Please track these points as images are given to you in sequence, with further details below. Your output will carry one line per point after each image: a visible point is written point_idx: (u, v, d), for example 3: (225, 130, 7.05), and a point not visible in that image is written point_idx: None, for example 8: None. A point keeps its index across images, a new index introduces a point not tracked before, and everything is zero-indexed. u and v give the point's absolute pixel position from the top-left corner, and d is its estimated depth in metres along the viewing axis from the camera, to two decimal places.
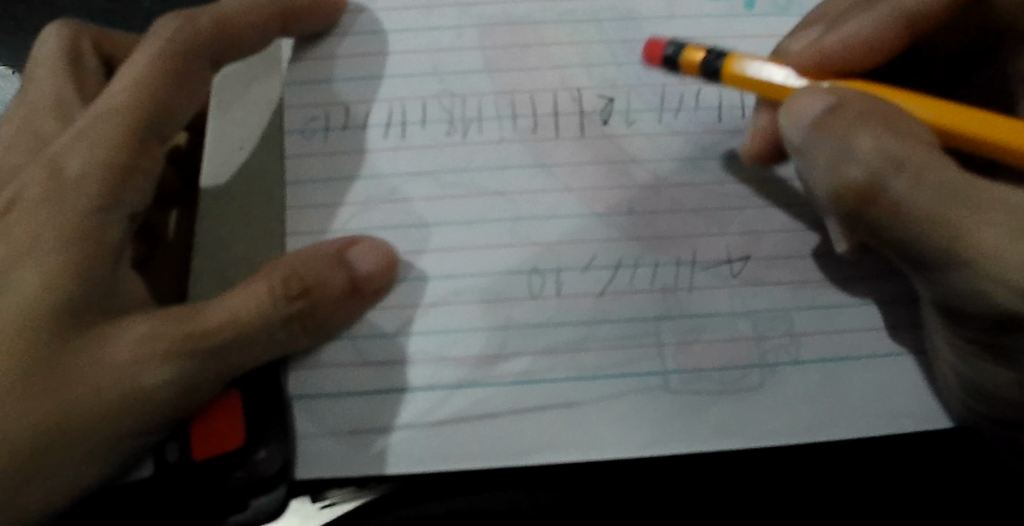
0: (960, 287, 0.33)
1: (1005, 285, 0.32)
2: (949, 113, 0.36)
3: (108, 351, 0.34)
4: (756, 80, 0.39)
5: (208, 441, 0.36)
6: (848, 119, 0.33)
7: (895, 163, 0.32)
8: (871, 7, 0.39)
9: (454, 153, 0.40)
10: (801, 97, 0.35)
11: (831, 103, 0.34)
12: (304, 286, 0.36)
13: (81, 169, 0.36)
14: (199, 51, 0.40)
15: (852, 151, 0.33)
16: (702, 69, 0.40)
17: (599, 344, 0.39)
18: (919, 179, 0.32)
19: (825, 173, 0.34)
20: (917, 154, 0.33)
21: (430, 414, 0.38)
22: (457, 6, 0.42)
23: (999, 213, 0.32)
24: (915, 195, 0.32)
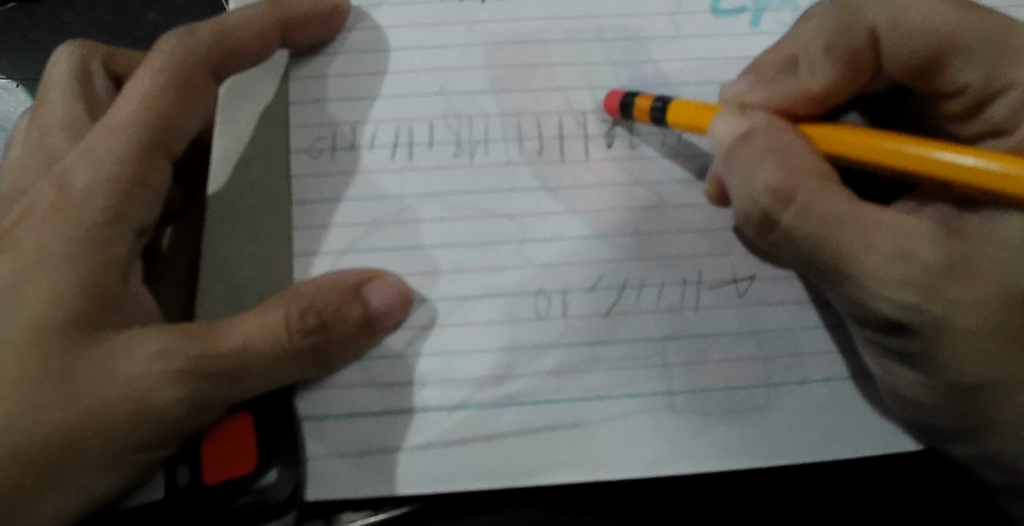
0: (856, 301, 0.34)
1: (893, 301, 0.33)
2: (864, 146, 0.36)
3: (117, 367, 0.34)
4: (696, 121, 0.39)
5: (218, 463, 0.36)
6: (753, 145, 0.35)
7: (790, 188, 0.34)
8: (791, 74, 0.38)
9: (459, 175, 0.40)
10: (721, 116, 0.37)
11: (743, 129, 0.36)
12: (321, 320, 0.36)
13: (87, 184, 0.36)
14: (203, 61, 0.40)
15: (746, 176, 0.35)
16: (652, 121, 0.40)
17: (606, 364, 0.39)
18: (805, 211, 0.34)
19: (737, 186, 0.35)
20: (800, 180, 0.34)
21: (437, 435, 0.38)
22: (463, 24, 0.42)
23: (881, 233, 0.33)
24: (800, 224, 0.34)
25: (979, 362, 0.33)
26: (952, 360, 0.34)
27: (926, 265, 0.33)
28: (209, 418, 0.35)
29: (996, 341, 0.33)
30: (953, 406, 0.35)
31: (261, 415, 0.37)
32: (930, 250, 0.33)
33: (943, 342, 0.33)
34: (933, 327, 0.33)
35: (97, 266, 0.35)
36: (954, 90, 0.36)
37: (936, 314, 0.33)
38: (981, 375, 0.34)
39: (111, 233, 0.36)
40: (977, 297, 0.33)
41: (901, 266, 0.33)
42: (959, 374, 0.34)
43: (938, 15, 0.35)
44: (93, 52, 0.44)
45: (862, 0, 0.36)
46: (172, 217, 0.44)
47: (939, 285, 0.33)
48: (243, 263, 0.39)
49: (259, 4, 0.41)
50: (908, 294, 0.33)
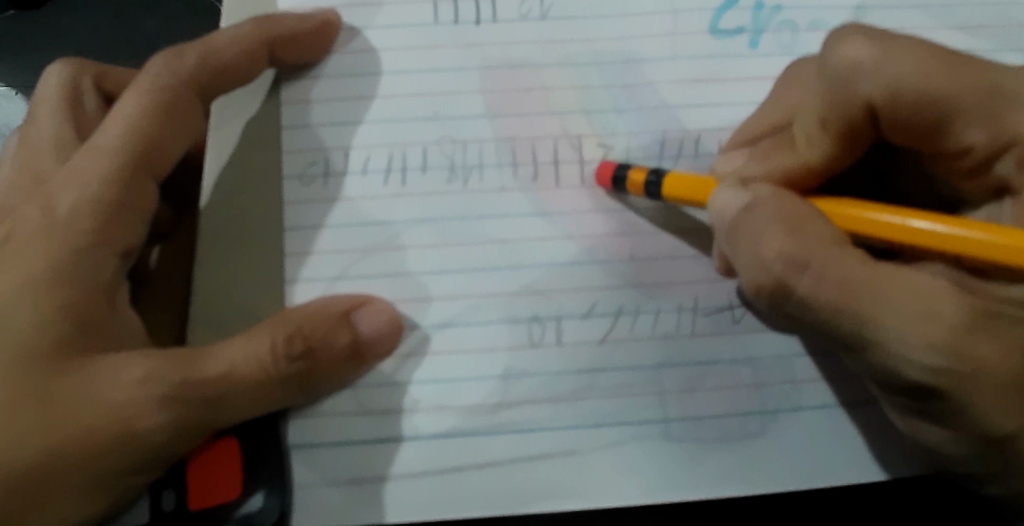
0: (877, 366, 0.32)
1: (915, 364, 0.31)
2: (862, 220, 0.35)
3: (101, 393, 0.33)
4: (690, 197, 0.38)
5: (203, 488, 0.36)
6: (754, 221, 0.34)
7: (803, 260, 0.32)
8: (786, 152, 0.38)
9: (452, 200, 0.39)
10: (717, 195, 0.36)
11: (746, 203, 0.35)
12: (308, 346, 0.36)
13: (72, 206, 0.36)
14: (190, 83, 0.39)
15: (757, 246, 0.33)
16: (646, 194, 0.39)
17: (599, 392, 0.39)
18: (822, 277, 0.32)
19: (747, 264, 0.33)
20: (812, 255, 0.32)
21: (428, 463, 0.37)
22: (458, 47, 0.41)
23: (901, 292, 0.31)
24: (818, 293, 0.32)
25: (1004, 420, 0.32)
26: (979, 415, 0.32)
27: (954, 324, 0.31)
28: (194, 443, 0.35)
29: (1016, 396, 0.32)
30: (975, 457, 0.35)
31: (248, 443, 0.37)
32: (952, 309, 0.31)
33: (972, 400, 0.32)
34: (962, 389, 0.31)
35: (82, 290, 0.35)
36: (958, 151, 0.34)
37: (967, 374, 0.31)
38: (1007, 430, 0.32)
39: (97, 256, 0.36)
40: (1002, 359, 0.31)
41: (927, 328, 0.31)
42: (992, 427, 0.32)
43: (928, 78, 0.33)
44: (83, 70, 0.44)
45: (854, 70, 0.34)
46: (161, 236, 0.44)
47: (969, 344, 0.31)
48: (234, 288, 0.39)
49: (247, 23, 0.40)
50: (934, 358, 0.31)
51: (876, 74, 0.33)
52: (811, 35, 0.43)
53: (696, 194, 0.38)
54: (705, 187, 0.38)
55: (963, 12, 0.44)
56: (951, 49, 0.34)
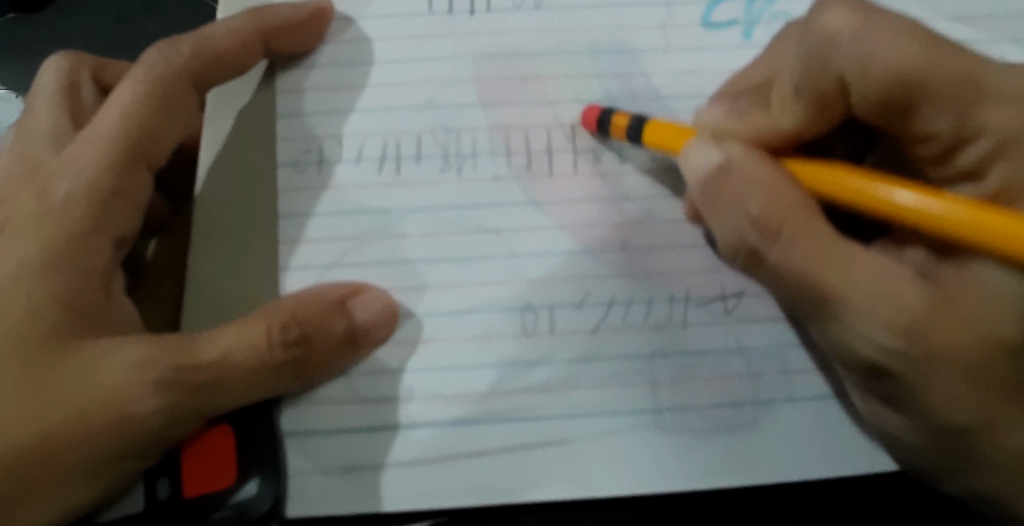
0: (837, 339, 0.34)
1: (872, 343, 0.33)
2: (834, 183, 0.35)
3: (92, 378, 0.33)
4: (671, 145, 0.38)
5: (197, 476, 0.36)
6: (735, 182, 0.34)
7: (777, 224, 0.33)
8: (763, 107, 0.37)
9: (446, 189, 0.40)
10: (692, 145, 0.36)
11: (718, 158, 0.35)
12: (303, 333, 0.36)
13: (66, 194, 0.36)
14: (183, 73, 0.39)
15: (739, 204, 0.34)
16: (629, 138, 0.40)
17: (593, 381, 0.39)
18: (791, 245, 0.33)
19: (721, 227, 0.35)
20: (784, 217, 0.33)
21: (423, 451, 0.37)
22: (452, 37, 0.41)
23: (859, 266, 0.33)
24: (787, 260, 0.33)
25: (958, 408, 0.34)
26: (933, 400, 0.34)
27: (910, 309, 0.32)
28: (186, 430, 0.35)
29: (975, 388, 0.33)
30: (937, 450, 0.36)
31: (241, 431, 0.37)
32: (910, 294, 0.32)
33: (927, 384, 0.33)
34: (915, 374, 0.33)
35: (74, 277, 0.35)
36: (922, 135, 0.35)
37: (917, 357, 0.33)
38: (965, 420, 0.34)
39: (89, 243, 0.36)
40: (961, 346, 0.32)
41: (885, 307, 0.32)
42: (944, 416, 0.34)
43: (904, 56, 0.33)
44: (82, 63, 0.44)
45: (831, 42, 0.34)
46: (159, 230, 0.44)
47: (925, 329, 0.32)
48: (229, 275, 0.39)
49: (241, 13, 0.41)
50: (889, 338, 0.33)
51: (855, 45, 0.33)
52: (805, 26, 0.43)
53: (674, 142, 0.38)
54: (687, 134, 0.38)
55: (956, 2, 0.44)
56: (934, 33, 0.34)
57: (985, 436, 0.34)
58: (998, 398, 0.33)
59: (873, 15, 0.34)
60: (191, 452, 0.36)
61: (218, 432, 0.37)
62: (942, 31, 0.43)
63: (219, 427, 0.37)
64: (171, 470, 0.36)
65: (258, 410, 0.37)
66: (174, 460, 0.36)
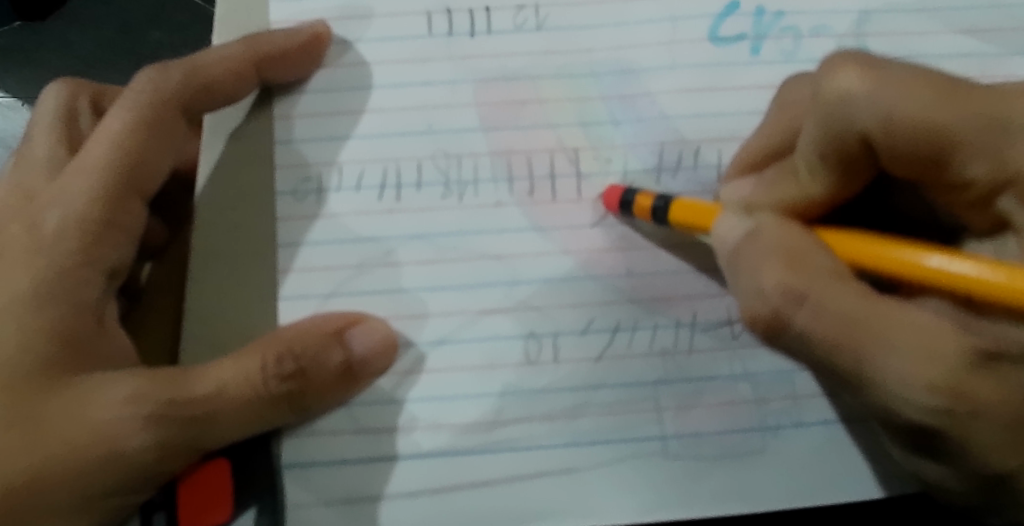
0: (875, 400, 0.31)
1: (912, 402, 0.30)
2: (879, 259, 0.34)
3: (87, 413, 0.33)
4: (699, 223, 0.37)
5: (194, 510, 0.36)
6: (755, 250, 0.33)
7: (798, 292, 0.31)
8: (787, 177, 0.37)
9: (446, 216, 0.39)
10: (727, 232, 0.35)
11: (743, 233, 0.34)
12: (301, 366, 0.35)
13: (58, 224, 0.36)
14: (172, 100, 0.39)
15: (756, 270, 0.33)
16: (653, 219, 0.38)
17: (597, 409, 0.38)
18: (818, 310, 0.31)
19: (758, 300, 0.32)
20: (805, 283, 0.31)
21: (424, 482, 0.37)
22: (451, 58, 0.41)
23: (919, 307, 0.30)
24: (813, 326, 0.31)
25: (1006, 456, 0.30)
26: (978, 455, 0.31)
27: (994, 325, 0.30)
28: (182, 463, 0.35)
29: (1019, 437, 0.30)
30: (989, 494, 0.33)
31: (239, 466, 0.36)
32: (955, 349, 0.29)
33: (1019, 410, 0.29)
34: (960, 428, 0.30)
35: (67, 308, 0.35)
36: (959, 183, 0.33)
37: (967, 414, 0.29)
38: (1007, 468, 0.31)
39: (81, 275, 0.35)
40: (1011, 398, 0.29)
41: (930, 367, 0.29)
42: (986, 465, 0.31)
43: (926, 105, 0.31)
44: (82, 89, 0.43)
45: (845, 101, 0.33)
46: (154, 254, 0.44)
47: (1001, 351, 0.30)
48: (227, 303, 0.38)
49: (236, 42, 0.40)
50: (935, 399, 0.29)
51: (871, 103, 0.32)
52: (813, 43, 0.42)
53: (700, 220, 0.37)
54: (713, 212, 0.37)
55: (967, 15, 0.43)
56: (953, 78, 0.32)
57: None
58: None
59: (884, 70, 0.32)
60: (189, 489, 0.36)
61: (215, 468, 0.36)
62: (952, 46, 0.42)
63: (215, 463, 0.36)
64: (169, 507, 0.36)
65: (257, 444, 0.37)
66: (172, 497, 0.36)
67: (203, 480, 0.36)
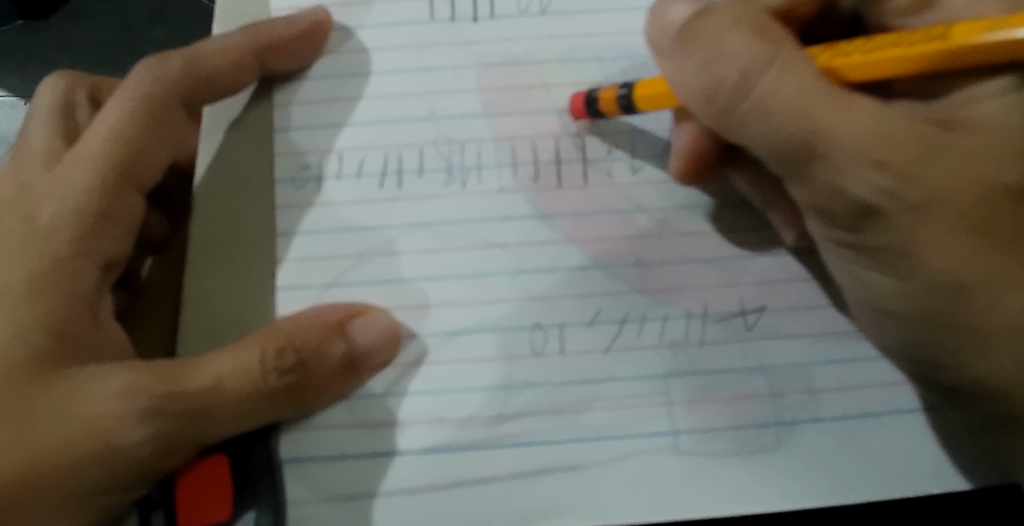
0: (832, 186, 0.31)
1: (862, 183, 0.31)
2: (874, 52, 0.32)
3: (79, 408, 0.32)
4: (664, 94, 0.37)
5: (191, 507, 0.35)
6: (709, 27, 0.32)
7: (767, 53, 0.31)
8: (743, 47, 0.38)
9: (449, 204, 0.38)
10: (670, 7, 0.36)
11: (694, 9, 0.35)
12: (299, 355, 0.34)
13: (53, 215, 0.35)
14: (172, 91, 0.39)
15: (716, 37, 0.32)
16: (623, 109, 0.38)
17: (605, 403, 0.37)
18: (785, 72, 0.31)
19: (701, 75, 0.33)
20: (728, 75, 0.32)
21: (427, 479, 0.35)
22: (454, 45, 0.40)
23: (856, 108, 0.31)
24: (775, 90, 0.31)
25: (949, 262, 0.31)
26: (924, 259, 0.31)
27: (826, 138, 0.30)
28: (177, 460, 0.34)
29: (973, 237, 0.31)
30: (917, 335, 0.34)
31: (235, 461, 0.35)
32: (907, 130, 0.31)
33: (911, 231, 0.31)
34: (907, 219, 0.31)
35: (61, 301, 0.34)
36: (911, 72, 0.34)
37: (915, 199, 0.31)
38: (959, 275, 0.31)
39: (76, 267, 0.35)
40: (958, 185, 0.31)
41: (879, 143, 0.30)
42: (936, 272, 0.32)
43: None
44: (80, 82, 0.43)
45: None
46: (155, 249, 0.43)
47: (915, 164, 0.30)
48: (226, 292, 0.37)
49: (237, 31, 0.40)
50: (885, 177, 0.30)
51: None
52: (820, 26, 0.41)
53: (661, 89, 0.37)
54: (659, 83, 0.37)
55: None
56: None
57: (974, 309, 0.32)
58: (999, 247, 0.31)
59: None
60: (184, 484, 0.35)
61: (211, 463, 0.35)
62: None
63: (211, 458, 0.35)
64: (164, 503, 0.35)
65: (255, 438, 0.35)
66: (167, 494, 0.35)
67: (199, 474, 0.35)
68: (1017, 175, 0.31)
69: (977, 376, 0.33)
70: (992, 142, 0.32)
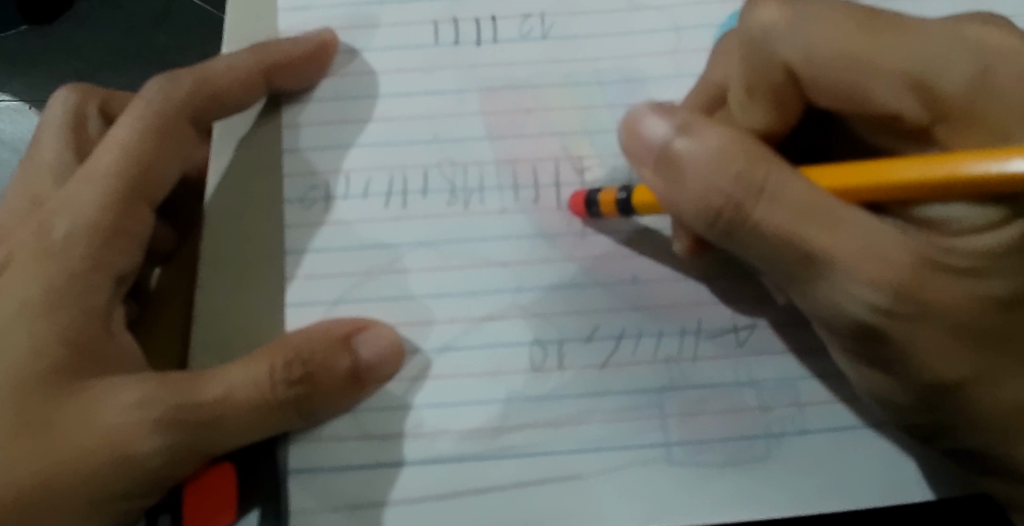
0: (824, 300, 0.33)
1: (859, 301, 0.32)
2: (869, 168, 0.32)
3: (98, 417, 0.33)
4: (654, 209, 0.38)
5: (200, 512, 0.36)
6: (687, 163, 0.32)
7: (749, 186, 0.31)
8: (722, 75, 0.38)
9: (452, 223, 0.39)
10: (643, 121, 0.33)
11: (673, 130, 0.32)
12: (307, 371, 0.35)
13: (67, 231, 0.36)
14: (181, 109, 0.40)
15: (708, 172, 0.32)
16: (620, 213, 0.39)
17: (602, 416, 0.38)
18: (776, 199, 0.32)
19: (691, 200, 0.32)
20: (721, 204, 0.32)
21: (429, 488, 0.37)
22: (458, 67, 0.41)
23: (847, 231, 0.32)
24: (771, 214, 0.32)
25: (951, 365, 0.34)
26: (926, 360, 0.34)
27: (829, 261, 0.32)
28: (189, 469, 0.35)
29: (970, 341, 0.34)
30: (913, 420, 0.37)
31: (242, 469, 0.36)
32: (900, 252, 0.32)
33: (913, 340, 0.33)
34: (906, 332, 0.33)
35: (77, 313, 0.35)
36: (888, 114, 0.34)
37: (916, 314, 0.33)
38: (958, 375, 0.34)
39: (89, 282, 0.36)
40: (954, 301, 0.33)
41: (871, 266, 0.32)
42: (936, 373, 0.34)
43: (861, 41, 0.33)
44: (91, 96, 0.44)
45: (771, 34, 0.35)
46: (163, 258, 0.45)
47: (914, 282, 0.32)
48: (235, 306, 0.39)
49: (248, 54, 0.41)
50: (880, 297, 0.32)
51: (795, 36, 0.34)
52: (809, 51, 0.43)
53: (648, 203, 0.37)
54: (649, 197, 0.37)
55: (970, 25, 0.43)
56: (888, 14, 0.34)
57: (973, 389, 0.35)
58: (989, 351, 0.34)
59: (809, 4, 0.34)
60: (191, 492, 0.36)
61: (217, 472, 0.36)
62: None
63: (217, 466, 0.36)
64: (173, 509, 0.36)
65: (261, 447, 0.37)
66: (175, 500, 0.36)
67: (206, 482, 0.36)
68: (1001, 290, 0.33)
69: (959, 445, 0.37)
70: (970, 263, 0.33)
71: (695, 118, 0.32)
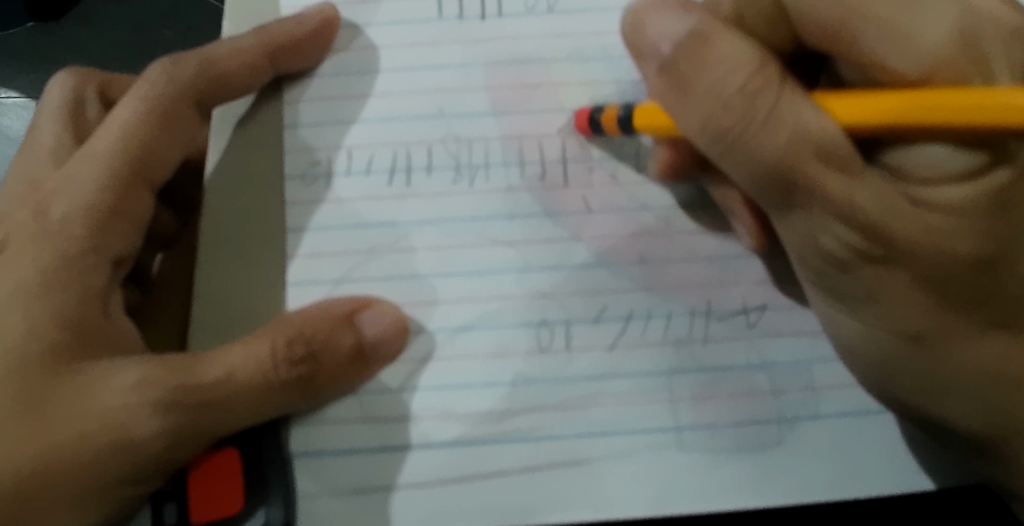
0: (805, 230, 0.32)
1: (834, 236, 0.31)
2: (882, 100, 0.29)
3: (94, 402, 0.32)
4: (658, 128, 0.36)
5: (206, 499, 0.35)
6: (696, 62, 0.31)
7: (767, 94, 0.30)
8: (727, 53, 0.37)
9: (456, 201, 0.38)
10: (652, 14, 0.32)
11: (684, 30, 0.31)
12: (309, 349, 0.35)
13: (66, 212, 0.36)
14: (183, 91, 0.39)
15: (721, 74, 0.30)
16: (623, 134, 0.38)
17: (611, 399, 0.37)
18: (776, 116, 0.30)
19: (695, 108, 0.31)
20: (731, 122, 0.30)
21: (433, 472, 0.36)
22: (462, 43, 0.41)
23: (836, 162, 0.30)
24: (766, 132, 0.30)
25: (914, 316, 0.32)
26: (894, 307, 0.32)
27: (810, 186, 0.30)
28: (191, 453, 0.34)
29: (933, 296, 0.32)
30: (879, 373, 0.35)
31: (247, 457, 0.35)
32: (876, 198, 0.30)
33: (877, 283, 0.32)
34: (869, 272, 0.32)
35: (73, 297, 0.34)
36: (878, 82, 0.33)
37: (880, 257, 0.31)
38: (921, 328, 0.33)
39: (87, 264, 0.35)
40: (928, 255, 0.31)
41: (851, 200, 0.30)
42: (899, 321, 0.33)
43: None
44: (89, 78, 0.44)
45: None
46: (165, 244, 0.44)
47: (890, 227, 0.30)
48: (234, 289, 0.38)
49: (250, 34, 0.40)
50: (853, 234, 0.31)
51: None
52: None
53: (655, 122, 0.36)
54: (658, 114, 0.36)
55: None
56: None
57: (938, 347, 0.33)
58: (949, 312, 0.32)
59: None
60: (195, 479, 0.35)
61: (222, 459, 0.35)
62: None
63: (222, 452, 0.35)
64: (178, 498, 0.35)
65: (267, 435, 0.36)
66: (178, 488, 0.35)
67: (210, 470, 0.35)
68: (978, 251, 0.31)
69: (933, 417, 0.35)
70: (950, 221, 0.31)
71: (711, 20, 0.31)
